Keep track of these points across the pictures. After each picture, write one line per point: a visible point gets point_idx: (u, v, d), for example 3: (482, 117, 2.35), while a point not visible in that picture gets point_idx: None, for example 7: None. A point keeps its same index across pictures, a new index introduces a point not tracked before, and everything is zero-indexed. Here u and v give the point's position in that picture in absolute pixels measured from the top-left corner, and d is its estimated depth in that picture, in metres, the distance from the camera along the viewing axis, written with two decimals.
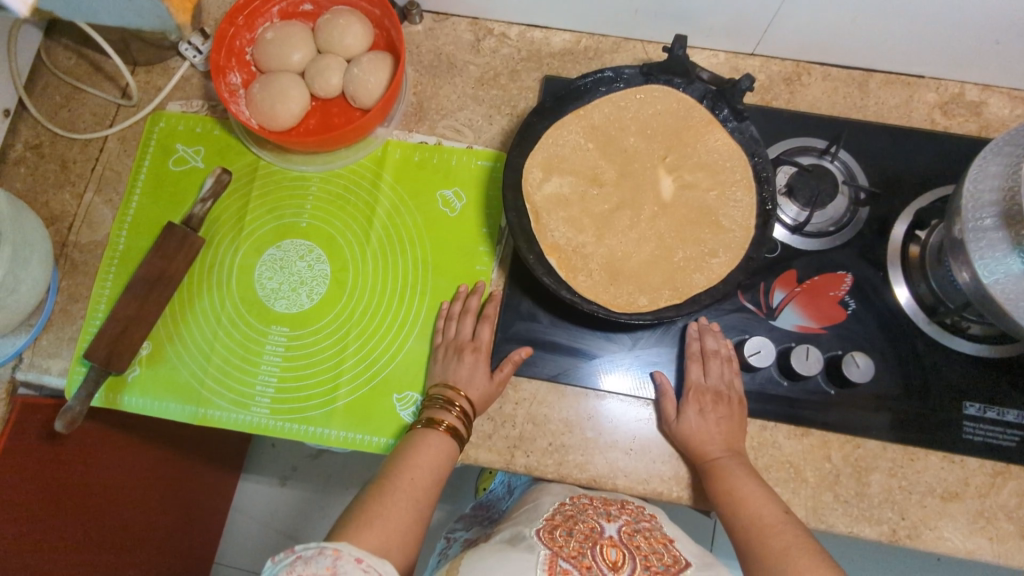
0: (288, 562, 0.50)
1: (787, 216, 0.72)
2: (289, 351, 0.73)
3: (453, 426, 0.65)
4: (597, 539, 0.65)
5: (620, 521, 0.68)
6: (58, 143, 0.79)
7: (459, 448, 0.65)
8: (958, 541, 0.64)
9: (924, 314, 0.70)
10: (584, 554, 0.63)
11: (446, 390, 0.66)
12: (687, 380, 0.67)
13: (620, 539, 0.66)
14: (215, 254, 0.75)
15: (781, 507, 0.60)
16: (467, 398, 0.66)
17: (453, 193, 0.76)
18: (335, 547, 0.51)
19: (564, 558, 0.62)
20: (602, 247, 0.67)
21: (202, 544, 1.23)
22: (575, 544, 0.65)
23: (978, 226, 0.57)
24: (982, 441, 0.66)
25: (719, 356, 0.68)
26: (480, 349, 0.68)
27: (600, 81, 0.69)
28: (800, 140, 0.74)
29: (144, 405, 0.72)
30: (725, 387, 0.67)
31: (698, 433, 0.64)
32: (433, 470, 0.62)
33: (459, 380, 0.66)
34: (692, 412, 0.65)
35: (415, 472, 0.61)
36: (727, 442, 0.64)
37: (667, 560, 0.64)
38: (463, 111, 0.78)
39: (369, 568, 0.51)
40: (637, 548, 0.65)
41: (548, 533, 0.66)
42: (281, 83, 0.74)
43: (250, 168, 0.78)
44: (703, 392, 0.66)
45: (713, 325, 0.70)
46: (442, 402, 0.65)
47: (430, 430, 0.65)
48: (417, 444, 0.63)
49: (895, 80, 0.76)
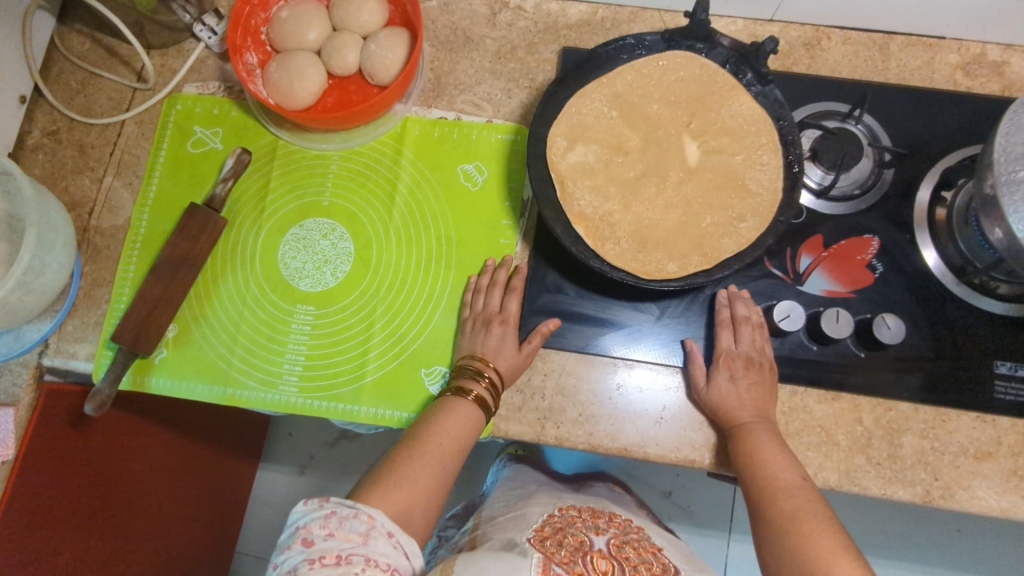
0: (322, 513, 0.54)
1: (812, 180, 0.71)
2: (316, 330, 0.73)
3: (481, 396, 0.65)
4: (587, 550, 0.67)
5: (608, 534, 0.72)
6: (75, 129, 0.79)
7: (486, 418, 0.65)
8: (992, 500, 0.64)
9: (952, 275, 0.69)
10: (576, 562, 0.65)
11: (475, 360, 0.66)
12: (717, 347, 0.67)
13: (609, 551, 0.68)
14: (237, 234, 0.75)
15: (799, 473, 0.60)
16: (496, 369, 0.66)
17: (474, 167, 0.75)
18: (371, 514, 0.55)
19: (556, 564, 0.64)
20: (629, 215, 0.67)
21: (222, 535, 1.23)
22: (566, 553, 0.66)
23: (1011, 179, 0.56)
24: (1014, 399, 0.66)
25: (750, 323, 0.67)
26: (508, 321, 0.68)
27: (621, 48, 0.69)
28: (822, 104, 0.73)
29: (172, 386, 0.72)
30: (755, 353, 0.66)
31: (728, 398, 0.64)
32: (462, 437, 0.63)
33: (488, 352, 0.66)
34: (722, 377, 0.65)
35: (445, 437, 0.62)
36: (758, 407, 0.64)
37: (655, 568, 0.67)
38: (482, 85, 0.77)
39: (398, 544, 0.55)
40: (627, 559, 0.67)
41: (539, 542, 0.68)
42: (299, 61, 0.73)
43: (270, 148, 0.78)
44: (734, 358, 0.66)
45: (743, 292, 0.69)
46: (471, 372, 0.65)
47: (458, 398, 0.65)
48: (445, 410, 0.64)
49: (917, 42, 0.75)
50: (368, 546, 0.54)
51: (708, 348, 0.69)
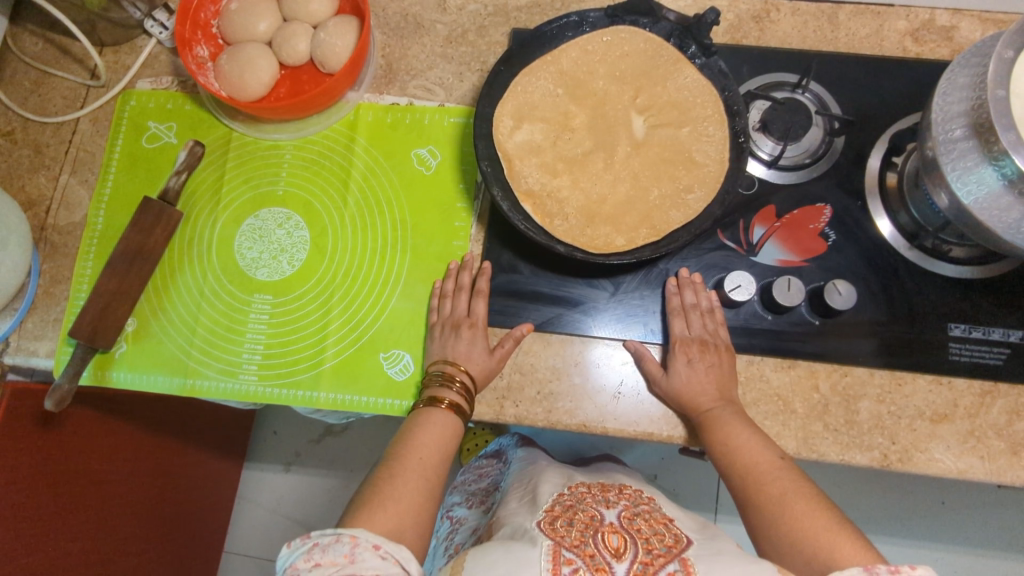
0: (306, 548, 0.51)
1: (762, 151, 0.71)
2: (274, 318, 0.73)
3: (455, 403, 0.65)
4: (598, 526, 0.59)
5: (619, 507, 0.64)
6: (31, 129, 0.79)
7: (463, 423, 0.65)
8: (950, 462, 0.64)
9: (904, 241, 0.69)
10: (586, 543, 0.57)
11: (447, 365, 0.66)
12: (671, 335, 0.67)
13: (621, 525, 0.60)
14: (194, 227, 0.76)
15: (765, 439, 0.60)
16: (466, 372, 0.65)
17: (428, 151, 0.75)
18: (353, 534, 0.51)
19: (567, 548, 0.56)
20: (578, 192, 0.67)
21: (204, 534, 1.22)
22: (576, 534, 0.58)
23: (948, 139, 0.57)
24: (968, 360, 0.66)
25: (699, 310, 0.67)
26: (477, 325, 0.68)
27: (565, 26, 0.69)
28: (772, 76, 0.73)
29: (133, 380, 0.72)
30: (710, 336, 0.66)
31: (686, 381, 0.64)
32: (437, 448, 0.62)
33: (459, 357, 0.66)
34: (680, 364, 0.64)
35: (422, 450, 0.61)
36: (719, 391, 0.63)
37: (668, 542, 0.58)
38: (433, 70, 0.77)
39: (387, 555, 0.51)
40: (638, 532, 0.59)
41: (549, 524, 0.60)
42: (248, 53, 0.73)
43: (223, 141, 0.78)
44: (689, 343, 0.65)
45: (693, 279, 0.69)
46: (441, 379, 0.65)
47: (433, 408, 0.65)
48: (421, 423, 0.64)
49: (865, 11, 0.75)
50: (356, 565, 0.49)
51: (663, 341, 0.69)
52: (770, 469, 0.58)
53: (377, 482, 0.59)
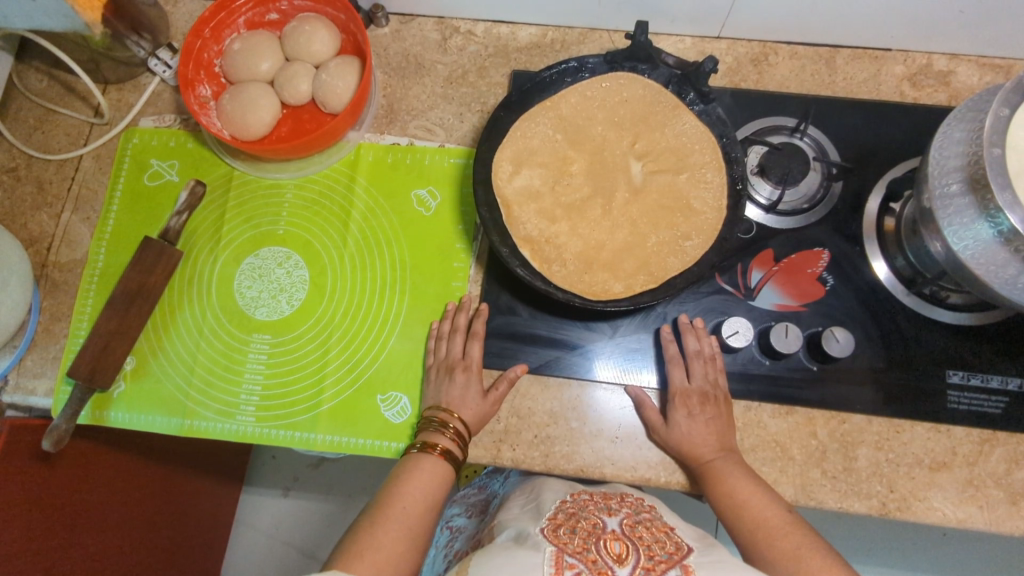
0: None
1: (760, 196, 0.72)
2: (273, 358, 0.73)
3: (448, 449, 0.65)
4: (599, 534, 0.58)
5: (621, 515, 0.62)
6: (34, 165, 0.80)
7: (455, 469, 0.65)
8: (949, 511, 0.63)
9: (902, 286, 0.69)
10: (589, 550, 0.56)
11: (439, 411, 0.66)
12: (671, 385, 0.66)
13: (622, 532, 0.59)
14: (194, 265, 0.76)
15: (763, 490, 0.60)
16: (461, 419, 0.65)
17: (428, 192, 0.76)
18: None
19: (570, 554, 0.55)
20: (576, 237, 0.68)
21: (202, 560, 1.22)
22: (579, 541, 0.57)
23: (945, 193, 0.57)
24: (967, 408, 0.66)
25: (702, 357, 0.67)
26: (471, 367, 0.67)
27: (565, 72, 0.70)
28: (771, 119, 0.74)
29: (131, 420, 0.72)
30: (710, 387, 0.66)
31: (689, 435, 0.63)
32: (423, 489, 0.62)
33: (453, 402, 0.66)
34: (680, 416, 0.64)
35: (406, 495, 0.61)
36: (719, 442, 0.63)
37: (670, 548, 0.57)
38: (434, 110, 0.78)
39: None
40: (640, 540, 0.58)
41: (552, 532, 0.59)
42: (250, 94, 0.74)
43: (225, 179, 0.78)
44: (689, 396, 0.65)
45: (696, 325, 0.69)
46: (436, 424, 0.65)
47: (425, 453, 0.65)
48: (410, 470, 0.63)
49: (863, 55, 0.76)
50: None
51: (662, 386, 0.69)
52: (777, 528, 0.57)
53: (373, 530, 0.59)
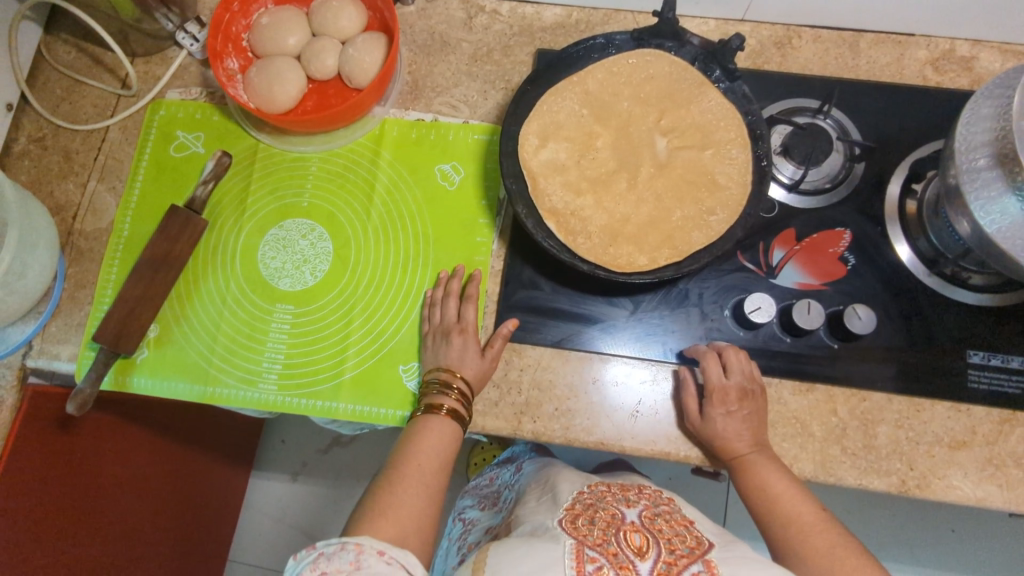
0: (311, 559, 0.51)
1: (783, 175, 0.72)
2: (295, 328, 0.74)
3: (453, 409, 0.65)
4: (620, 525, 0.59)
5: (640, 506, 0.63)
6: (61, 135, 0.80)
7: (462, 430, 0.65)
8: (969, 489, 0.64)
9: (924, 267, 0.70)
10: (609, 542, 0.56)
11: (441, 372, 0.66)
12: (708, 382, 0.64)
13: (642, 524, 0.59)
14: (219, 235, 0.77)
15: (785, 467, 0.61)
16: (463, 379, 0.66)
17: (451, 167, 0.76)
18: (357, 542, 0.51)
19: (590, 547, 0.55)
20: (601, 211, 0.68)
21: (211, 543, 1.22)
22: (599, 532, 0.58)
23: (972, 168, 0.57)
24: (988, 388, 0.66)
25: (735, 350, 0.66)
26: (467, 330, 0.68)
27: (592, 48, 0.71)
28: (794, 101, 0.74)
29: (154, 386, 0.73)
30: (749, 382, 0.65)
31: (724, 431, 0.63)
32: (438, 452, 0.63)
33: (452, 363, 0.66)
34: (717, 413, 0.63)
35: (426, 461, 0.62)
36: (753, 437, 0.63)
37: (691, 543, 0.57)
38: (458, 88, 0.79)
39: (392, 560, 0.51)
40: (660, 532, 0.58)
41: (570, 523, 0.60)
42: (278, 66, 0.74)
43: (250, 152, 0.79)
44: (727, 392, 0.63)
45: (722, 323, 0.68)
46: (438, 385, 0.65)
47: (430, 415, 0.65)
48: (419, 430, 0.64)
49: (886, 39, 0.76)
50: (362, 571, 0.50)
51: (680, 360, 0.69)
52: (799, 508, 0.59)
53: (397, 495, 0.59)
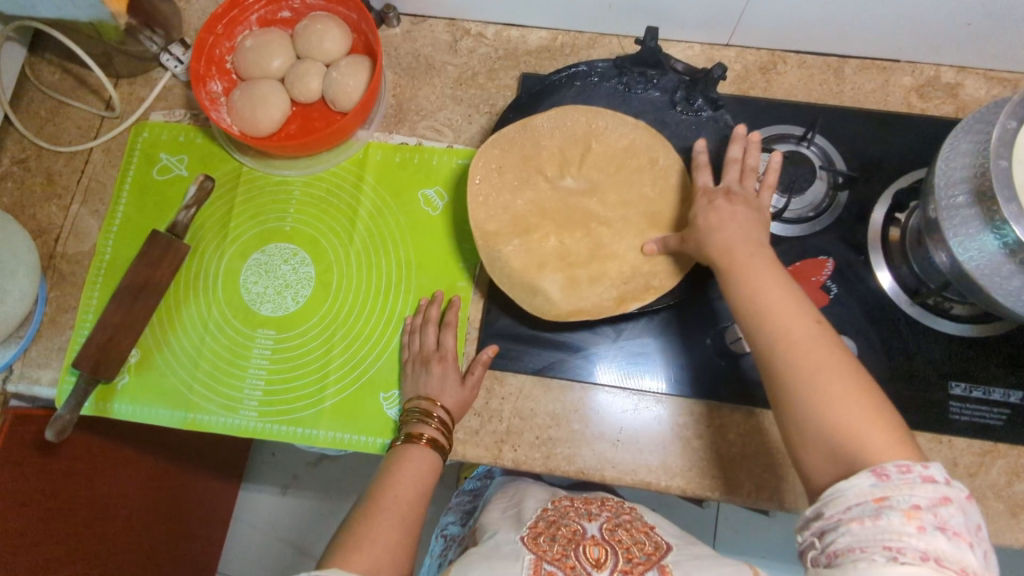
0: None
1: (766, 204, 0.71)
2: (276, 354, 0.74)
3: (433, 438, 0.64)
4: (579, 539, 0.59)
5: (601, 519, 0.63)
6: (44, 157, 0.80)
7: (442, 460, 0.65)
8: None
9: (906, 296, 0.70)
10: (568, 556, 0.57)
11: (422, 401, 0.66)
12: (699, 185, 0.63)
13: (602, 537, 0.60)
14: (201, 260, 0.76)
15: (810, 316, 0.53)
16: (443, 408, 0.65)
17: (434, 192, 0.76)
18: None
19: (549, 561, 0.57)
20: (583, 240, 0.68)
21: (199, 557, 1.22)
22: (559, 547, 0.58)
23: (951, 205, 0.57)
24: (969, 420, 0.66)
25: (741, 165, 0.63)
26: (446, 358, 0.68)
27: (575, 76, 0.71)
28: (778, 128, 0.74)
29: (134, 412, 0.73)
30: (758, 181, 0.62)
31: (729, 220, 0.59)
32: (416, 483, 0.62)
33: (432, 392, 0.66)
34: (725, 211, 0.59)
35: (402, 489, 0.62)
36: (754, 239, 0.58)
37: (649, 549, 0.59)
38: (443, 111, 0.78)
39: None
40: (619, 542, 0.59)
41: (531, 539, 0.60)
42: (261, 91, 0.74)
43: (233, 175, 0.79)
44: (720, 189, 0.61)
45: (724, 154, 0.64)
46: (419, 415, 0.65)
47: (410, 443, 0.65)
48: (397, 460, 0.63)
49: (871, 65, 0.76)
50: None
51: (661, 390, 0.69)
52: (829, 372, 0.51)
53: (373, 527, 0.59)
